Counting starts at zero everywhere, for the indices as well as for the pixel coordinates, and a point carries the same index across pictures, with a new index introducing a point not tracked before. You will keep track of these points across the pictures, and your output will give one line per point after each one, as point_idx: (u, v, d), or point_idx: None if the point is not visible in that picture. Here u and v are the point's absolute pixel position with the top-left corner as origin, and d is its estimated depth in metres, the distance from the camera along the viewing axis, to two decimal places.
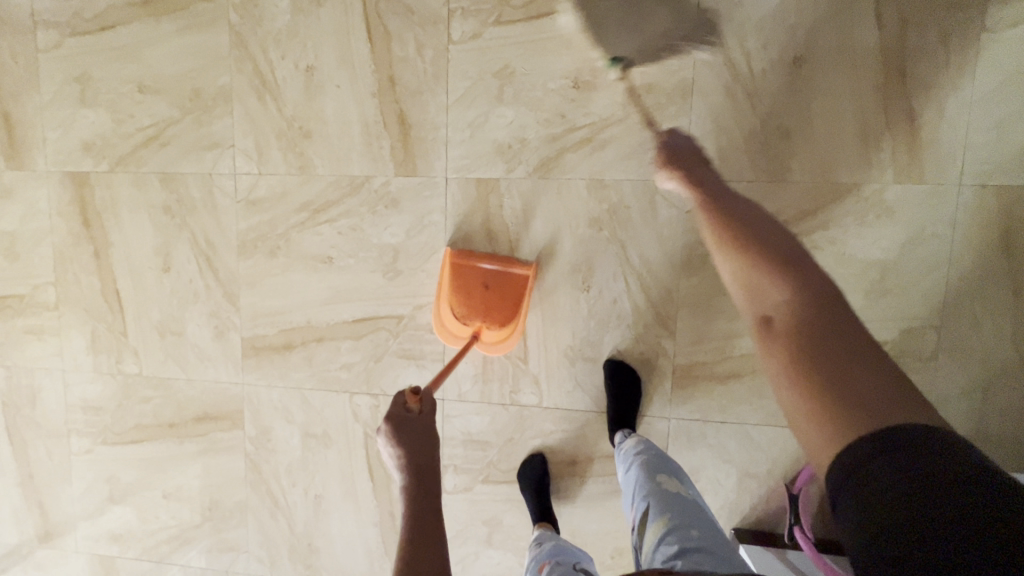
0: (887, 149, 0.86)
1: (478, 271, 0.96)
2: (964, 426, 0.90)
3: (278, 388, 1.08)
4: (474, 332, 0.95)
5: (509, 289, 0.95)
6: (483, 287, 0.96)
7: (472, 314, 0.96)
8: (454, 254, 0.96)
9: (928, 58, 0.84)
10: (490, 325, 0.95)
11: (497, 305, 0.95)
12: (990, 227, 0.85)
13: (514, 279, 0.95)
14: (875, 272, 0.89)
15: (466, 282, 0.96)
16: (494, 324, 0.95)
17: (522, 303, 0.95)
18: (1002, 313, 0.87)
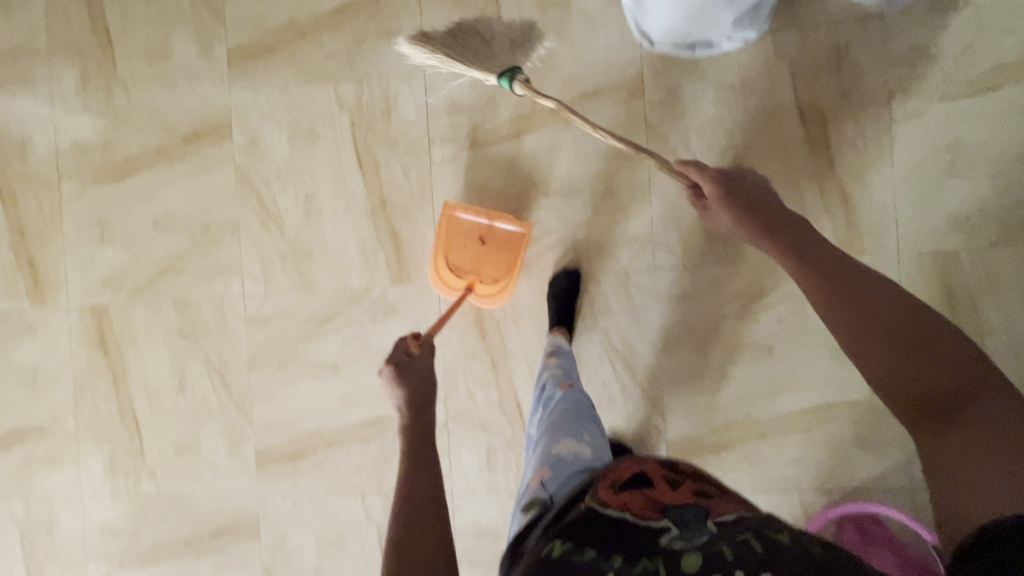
0: (830, 226, 0.96)
1: (478, 229, 1.00)
2: None
3: (291, 494, 1.12)
4: (468, 285, 1.00)
5: (503, 246, 1.00)
6: (478, 240, 1.01)
7: (466, 267, 1.01)
8: (451, 206, 1.00)
9: (850, 147, 0.96)
10: (482, 279, 1.01)
11: (491, 261, 1.00)
12: (932, 288, 0.94)
13: (508, 236, 1.00)
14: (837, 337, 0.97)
15: (462, 235, 1.00)
16: (486, 278, 1.01)
17: (514, 260, 1.00)
18: None
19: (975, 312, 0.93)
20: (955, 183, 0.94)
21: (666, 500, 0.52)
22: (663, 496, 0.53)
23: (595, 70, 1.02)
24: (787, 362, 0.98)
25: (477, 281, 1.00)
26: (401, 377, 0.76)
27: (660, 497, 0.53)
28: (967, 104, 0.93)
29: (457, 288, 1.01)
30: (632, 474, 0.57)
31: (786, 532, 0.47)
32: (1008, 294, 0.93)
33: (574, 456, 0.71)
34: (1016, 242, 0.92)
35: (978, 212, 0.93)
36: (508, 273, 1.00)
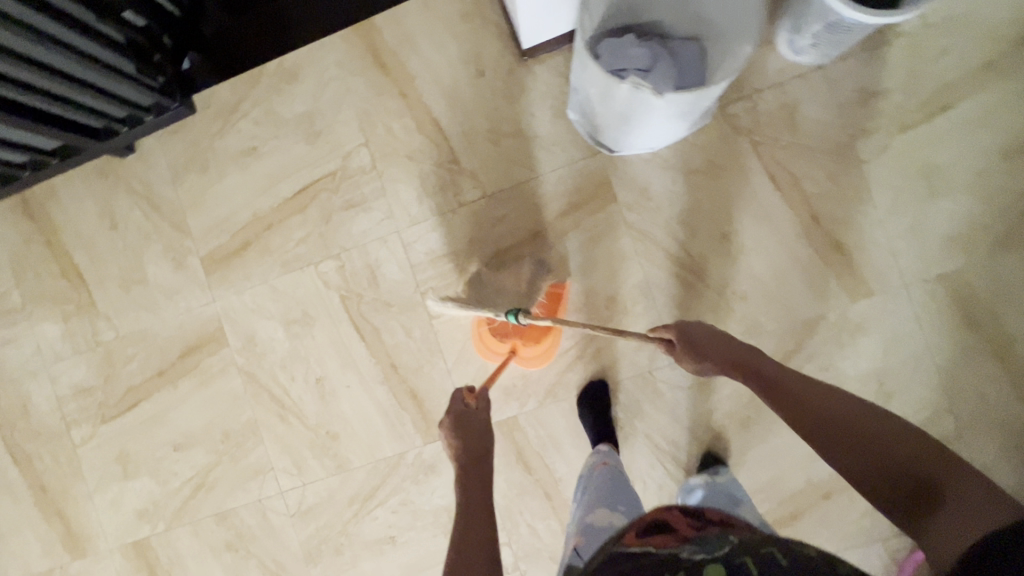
0: (833, 279, 0.97)
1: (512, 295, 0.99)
2: (1017, 490, 0.94)
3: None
4: (512, 348, 0.96)
5: (545, 308, 0.97)
6: None
7: (509, 331, 0.96)
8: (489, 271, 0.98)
9: (828, 196, 0.97)
10: (525, 343, 0.96)
11: (535, 323, 0.97)
12: (948, 311, 0.95)
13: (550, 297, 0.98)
14: (873, 382, 0.96)
15: (504, 300, 0.98)
16: (529, 342, 0.96)
17: (557, 321, 0.97)
18: (995, 379, 0.94)
19: (994, 323, 0.94)
20: (938, 205, 0.95)
21: (690, 535, 0.61)
22: (683, 533, 0.61)
23: (562, 187, 1.03)
24: None
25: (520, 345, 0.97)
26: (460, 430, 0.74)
27: (683, 532, 0.61)
28: (925, 129, 0.95)
29: (501, 352, 0.98)
30: (653, 515, 0.67)
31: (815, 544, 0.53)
32: (1019, 298, 0.94)
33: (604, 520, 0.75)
34: (1013, 247, 0.94)
35: (968, 228, 0.94)
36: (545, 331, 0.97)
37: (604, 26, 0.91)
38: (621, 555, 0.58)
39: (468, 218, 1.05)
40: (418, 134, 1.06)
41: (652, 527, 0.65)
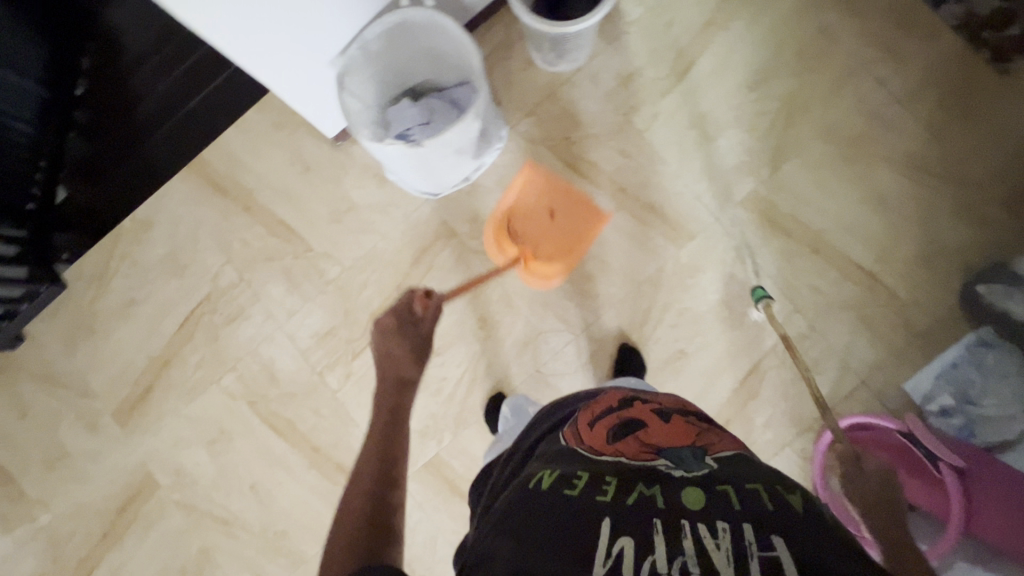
0: (657, 235, 1.09)
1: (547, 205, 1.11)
2: (878, 356, 1.04)
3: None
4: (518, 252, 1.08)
5: (575, 219, 1.10)
6: (550, 212, 1.11)
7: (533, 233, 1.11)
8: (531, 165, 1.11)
9: (626, 169, 1.10)
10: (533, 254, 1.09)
11: (555, 236, 1.10)
12: (759, 227, 1.07)
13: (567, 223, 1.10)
14: (724, 309, 1.07)
15: (531, 204, 1.11)
16: (536, 254, 1.09)
17: (580, 238, 1.10)
18: (819, 269, 1.06)
19: (798, 223, 1.07)
20: (715, 145, 1.09)
21: (660, 443, 0.61)
22: (653, 438, 0.62)
23: (408, 239, 1.14)
24: (703, 352, 1.07)
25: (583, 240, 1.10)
26: (400, 329, 0.84)
27: (652, 439, 0.62)
28: (680, 88, 1.10)
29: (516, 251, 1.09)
30: (619, 412, 0.67)
31: (797, 494, 0.52)
32: (809, 196, 1.07)
33: (572, 406, 0.74)
34: (787, 156, 1.07)
35: (745, 154, 1.08)
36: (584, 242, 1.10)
37: (386, 96, 1.05)
38: (596, 459, 0.59)
39: (338, 293, 1.15)
40: (272, 237, 1.17)
41: (620, 426, 0.65)
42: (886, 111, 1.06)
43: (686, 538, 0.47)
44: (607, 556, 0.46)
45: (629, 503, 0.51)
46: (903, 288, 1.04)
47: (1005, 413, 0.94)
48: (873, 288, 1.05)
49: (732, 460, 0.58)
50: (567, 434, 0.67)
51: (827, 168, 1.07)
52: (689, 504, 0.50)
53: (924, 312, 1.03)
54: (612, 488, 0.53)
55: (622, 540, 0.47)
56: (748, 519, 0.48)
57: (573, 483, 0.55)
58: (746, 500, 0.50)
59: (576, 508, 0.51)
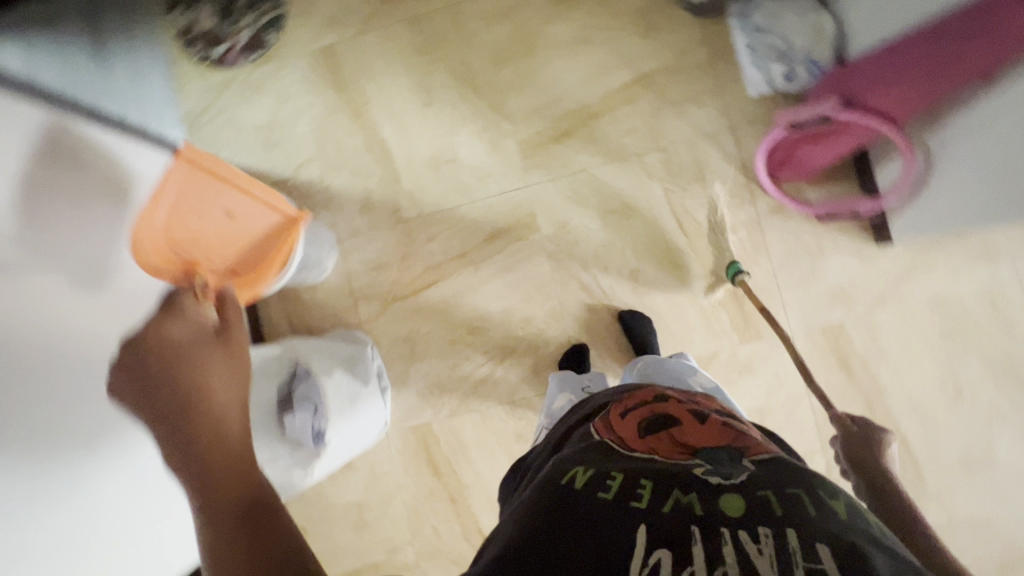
0: (518, 242, 1.11)
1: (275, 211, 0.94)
2: (715, 104, 1.07)
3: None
4: (187, 265, 0.82)
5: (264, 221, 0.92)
6: (228, 214, 0.86)
7: (188, 249, 0.83)
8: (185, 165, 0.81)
9: (447, 242, 1.13)
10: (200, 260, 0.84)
11: (222, 246, 0.88)
12: (552, 152, 1.11)
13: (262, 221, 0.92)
14: (611, 216, 1.10)
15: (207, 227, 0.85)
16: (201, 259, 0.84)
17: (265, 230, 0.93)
18: (613, 119, 1.10)
19: (565, 118, 1.11)
20: (463, 156, 1.13)
21: (693, 443, 0.62)
22: (684, 439, 0.63)
23: (415, 469, 1.12)
24: (642, 252, 1.09)
25: (177, 240, 0.81)
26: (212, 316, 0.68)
27: (684, 437, 0.63)
28: (401, 162, 1.15)
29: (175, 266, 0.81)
30: (653, 406, 0.70)
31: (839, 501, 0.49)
32: (545, 97, 1.12)
33: (607, 398, 0.79)
34: (503, 101, 1.13)
35: (484, 135, 1.13)
36: (151, 218, 0.78)
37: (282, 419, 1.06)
38: (627, 454, 0.60)
39: (432, 561, 1.11)
40: None
41: (654, 421, 0.67)
42: (509, 9, 1.13)
43: (726, 545, 0.44)
44: (642, 565, 0.43)
45: (665, 510, 0.48)
46: (664, 56, 1.09)
47: (811, 32, 0.99)
48: (651, 81, 1.09)
49: (771, 466, 0.56)
50: (597, 426, 0.70)
51: (527, 74, 1.12)
52: (727, 511, 0.47)
53: (692, 50, 1.08)
54: (646, 494, 0.51)
55: (659, 551, 0.44)
56: (800, 526, 0.45)
57: (605, 486, 0.53)
58: (784, 506, 0.47)
59: (606, 509, 0.49)
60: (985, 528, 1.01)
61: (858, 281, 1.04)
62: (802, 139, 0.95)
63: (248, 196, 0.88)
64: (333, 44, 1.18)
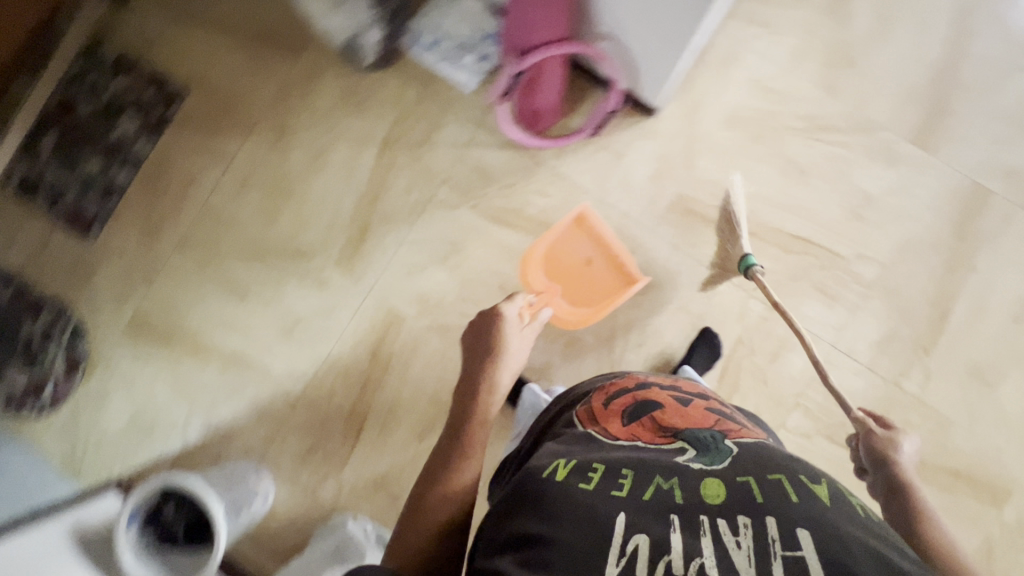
0: (399, 335, 1.13)
1: (627, 275, 1.06)
2: (451, 115, 1.14)
3: (981, 435, 1.03)
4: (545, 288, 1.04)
5: (597, 287, 1.07)
6: (585, 261, 1.08)
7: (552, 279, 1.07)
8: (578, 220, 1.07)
9: (346, 382, 1.13)
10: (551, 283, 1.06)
11: (575, 283, 1.07)
12: (367, 248, 1.15)
13: (601, 281, 1.07)
14: (450, 257, 1.13)
15: (575, 254, 1.08)
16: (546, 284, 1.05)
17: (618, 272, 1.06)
18: (390, 187, 1.15)
19: (355, 216, 1.15)
20: (304, 309, 1.15)
21: (676, 426, 0.65)
22: (666, 422, 0.66)
23: None
24: (494, 263, 1.12)
25: (546, 268, 1.08)
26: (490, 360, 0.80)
27: (667, 421, 0.66)
28: (260, 354, 1.15)
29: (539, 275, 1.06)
30: (634, 393, 0.73)
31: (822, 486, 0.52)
32: (328, 214, 1.16)
33: (584, 389, 0.81)
34: (299, 243, 1.16)
35: (306, 279, 1.15)
36: (536, 249, 1.06)
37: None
38: (614, 445, 0.63)
39: None
40: None
41: (635, 409, 0.70)
42: (247, 173, 1.19)
43: (705, 530, 0.46)
44: (621, 552, 0.45)
45: (647, 496, 0.51)
46: (387, 113, 1.16)
47: (473, 16, 1.09)
48: (394, 138, 1.15)
49: (749, 447, 0.59)
50: (581, 414, 0.73)
51: (301, 209, 1.17)
52: (708, 497, 0.50)
53: (403, 93, 1.15)
54: (627, 481, 0.54)
55: (636, 536, 0.46)
56: (776, 513, 0.47)
57: (588, 474, 0.55)
58: (763, 491, 0.50)
59: (590, 496, 0.52)
60: (908, 247, 1.06)
61: (661, 152, 1.10)
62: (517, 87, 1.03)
63: (601, 248, 1.07)
64: (138, 309, 1.18)
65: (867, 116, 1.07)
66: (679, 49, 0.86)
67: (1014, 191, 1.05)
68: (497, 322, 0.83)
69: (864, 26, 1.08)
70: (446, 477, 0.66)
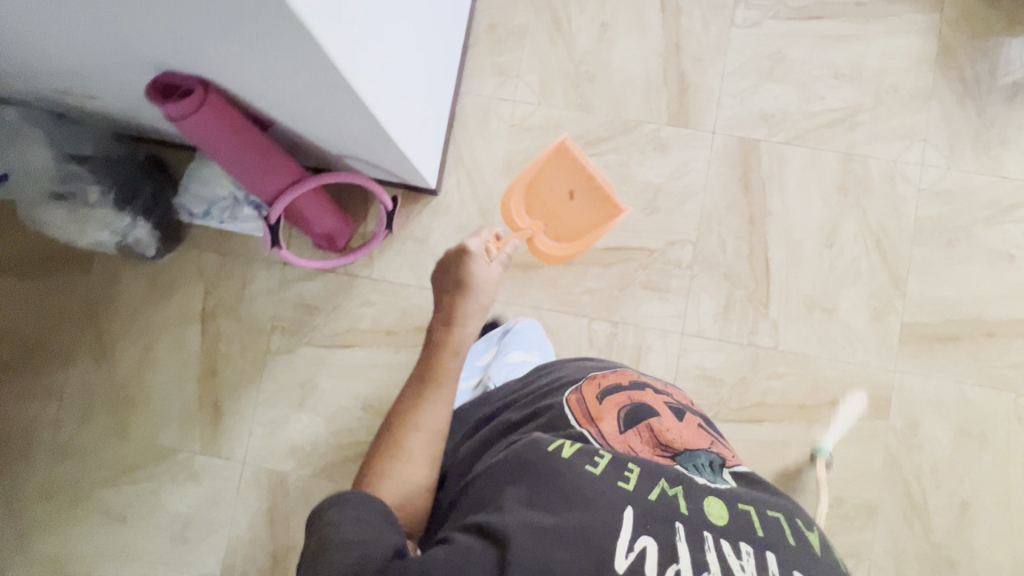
0: (288, 494, 1.10)
1: (609, 201, 0.98)
2: (256, 267, 1.14)
3: (845, 356, 1.06)
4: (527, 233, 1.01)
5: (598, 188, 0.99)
6: (567, 194, 1.00)
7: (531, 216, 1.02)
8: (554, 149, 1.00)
9: (256, 561, 1.09)
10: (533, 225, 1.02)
11: (556, 216, 1.01)
12: (227, 424, 1.12)
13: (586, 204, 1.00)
14: (308, 399, 1.12)
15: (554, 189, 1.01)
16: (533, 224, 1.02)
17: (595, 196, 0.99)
18: (227, 356, 1.13)
19: (204, 398, 1.13)
20: (188, 508, 1.11)
21: (675, 443, 0.64)
22: (664, 432, 0.65)
23: None
24: (350, 386, 1.11)
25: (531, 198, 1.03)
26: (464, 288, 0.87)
27: (665, 434, 0.65)
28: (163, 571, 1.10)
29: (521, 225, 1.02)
30: (629, 394, 0.71)
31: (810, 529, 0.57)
32: (178, 407, 1.13)
33: (568, 369, 0.80)
34: (160, 446, 1.13)
35: (180, 479, 1.12)
36: (512, 188, 1.03)
37: None
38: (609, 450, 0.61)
39: None
40: None
41: (631, 412, 0.67)
42: (84, 401, 1.14)
43: (712, 553, 0.50)
44: (631, 549, 0.49)
45: (653, 497, 0.54)
46: (196, 288, 1.14)
47: None
48: (212, 309, 1.14)
49: (742, 478, 0.63)
50: (574, 402, 0.70)
51: (149, 413, 1.13)
52: (712, 517, 0.53)
53: (203, 264, 1.15)
54: (634, 474, 0.57)
55: (643, 538, 0.50)
56: (775, 549, 0.52)
57: (594, 460, 0.58)
58: (764, 528, 0.53)
59: (597, 487, 0.55)
60: (712, 217, 1.10)
61: (458, 223, 1.11)
62: (290, 219, 1.05)
63: (586, 180, 1.00)
64: None
65: (623, 118, 1.12)
66: (399, 151, 0.87)
67: (776, 132, 1.10)
68: (465, 263, 0.87)
69: (587, 40, 1.13)
70: (437, 396, 0.76)
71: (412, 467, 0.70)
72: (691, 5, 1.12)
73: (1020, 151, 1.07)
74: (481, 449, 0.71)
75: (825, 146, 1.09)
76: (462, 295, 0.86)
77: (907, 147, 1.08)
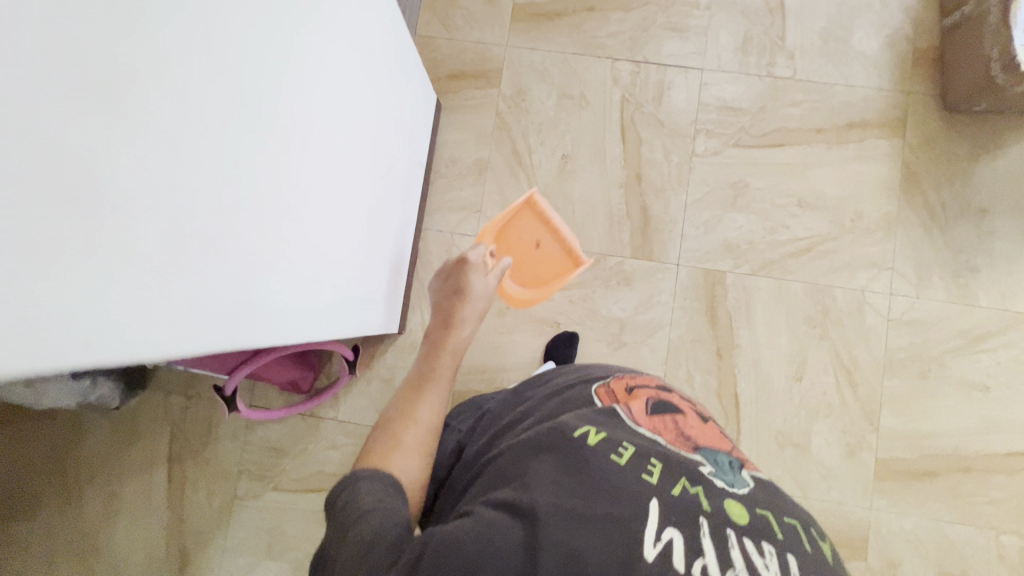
0: None
1: (569, 254, 1.03)
2: (222, 408, 1.13)
3: (820, 494, 1.04)
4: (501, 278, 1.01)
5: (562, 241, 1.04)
6: (534, 245, 1.04)
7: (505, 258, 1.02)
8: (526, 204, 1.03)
9: None
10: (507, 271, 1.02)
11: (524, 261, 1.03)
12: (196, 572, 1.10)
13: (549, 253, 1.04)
14: (276, 545, 1.10)
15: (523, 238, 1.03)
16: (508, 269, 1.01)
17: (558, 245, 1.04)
18: (194, 501, 1.12)
19: (171, 546, 1.11)
20: None
21: (695, 437, 0.59)
22: (687, 427, 0.60)
23: None
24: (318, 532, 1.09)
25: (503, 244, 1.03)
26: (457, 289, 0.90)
27: (687, 428, 0.60)
28: None
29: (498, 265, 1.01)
30: (655, 389, 0.67)
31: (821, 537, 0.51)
32: (146, 556, 1.11)
33: (592, 370, 0.76)
34: None
35: None
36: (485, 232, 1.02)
37: None
38: (633, 429, 0.57)
39: None
40: None
41: (658, 403, 0.63)
42: (50, 552, 1.12)
43: (734, 550, 0.45)
44: (657, 538, 0.44)
45: (675, 491, 0.49)
46: (163, 432, 1.13)
47: None
48: (179, 453, 1.13)
49: (766, 484, 0.55)
50: (600, 392, 0.67)
51: (116, 563, 1.11)
52: (733, 514, 0.48)
53: (169, 407, 1.14)
54: (657, 466, 0.51)
55: (668, 530, 0.45)
56: (795, 552, 0.46)
57: (619, 451, 0.53)
58: (786, 532, 0.48)
59: (624, 479, 0.49)
60: (679, 351, 1.08)
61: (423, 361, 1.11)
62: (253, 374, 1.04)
63: (549, 227, 1.04)
64: None
65: (586, 251, 1.11)
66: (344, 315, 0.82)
67: (741, 262, 1.09)
68: (463, 273, 0.89)
69: (549, 172, 1.12)
70: (435, 385, 0.74)
71: (410, 449, 0.63)
72: (652, 134, 1.12)
73: (988, 279, 1.05)
74: (493, 429, 0.69)
75: (791, 276, 1.08)
76: (459, 300, 0.87)
77: (875, 276, 1.07)
